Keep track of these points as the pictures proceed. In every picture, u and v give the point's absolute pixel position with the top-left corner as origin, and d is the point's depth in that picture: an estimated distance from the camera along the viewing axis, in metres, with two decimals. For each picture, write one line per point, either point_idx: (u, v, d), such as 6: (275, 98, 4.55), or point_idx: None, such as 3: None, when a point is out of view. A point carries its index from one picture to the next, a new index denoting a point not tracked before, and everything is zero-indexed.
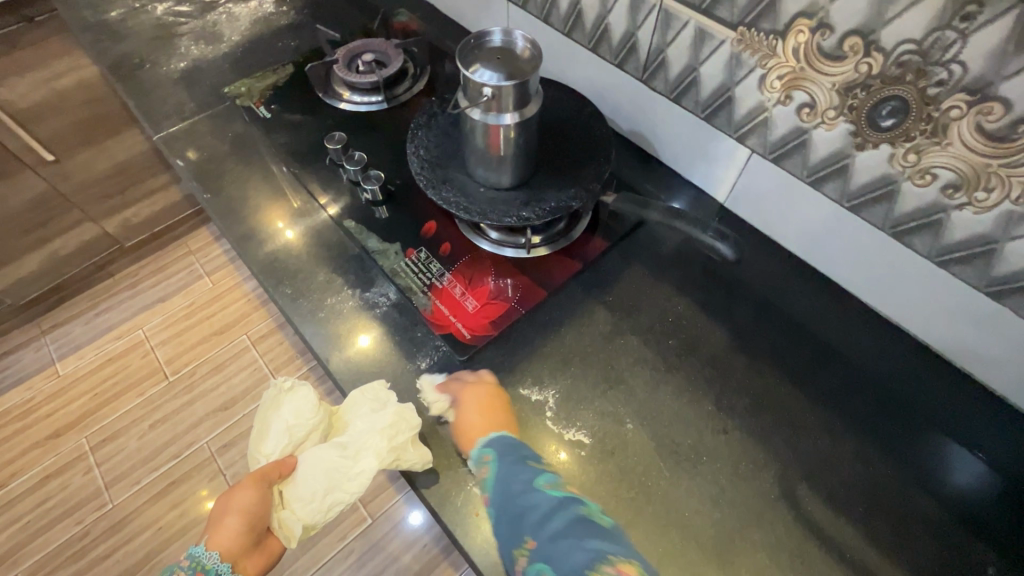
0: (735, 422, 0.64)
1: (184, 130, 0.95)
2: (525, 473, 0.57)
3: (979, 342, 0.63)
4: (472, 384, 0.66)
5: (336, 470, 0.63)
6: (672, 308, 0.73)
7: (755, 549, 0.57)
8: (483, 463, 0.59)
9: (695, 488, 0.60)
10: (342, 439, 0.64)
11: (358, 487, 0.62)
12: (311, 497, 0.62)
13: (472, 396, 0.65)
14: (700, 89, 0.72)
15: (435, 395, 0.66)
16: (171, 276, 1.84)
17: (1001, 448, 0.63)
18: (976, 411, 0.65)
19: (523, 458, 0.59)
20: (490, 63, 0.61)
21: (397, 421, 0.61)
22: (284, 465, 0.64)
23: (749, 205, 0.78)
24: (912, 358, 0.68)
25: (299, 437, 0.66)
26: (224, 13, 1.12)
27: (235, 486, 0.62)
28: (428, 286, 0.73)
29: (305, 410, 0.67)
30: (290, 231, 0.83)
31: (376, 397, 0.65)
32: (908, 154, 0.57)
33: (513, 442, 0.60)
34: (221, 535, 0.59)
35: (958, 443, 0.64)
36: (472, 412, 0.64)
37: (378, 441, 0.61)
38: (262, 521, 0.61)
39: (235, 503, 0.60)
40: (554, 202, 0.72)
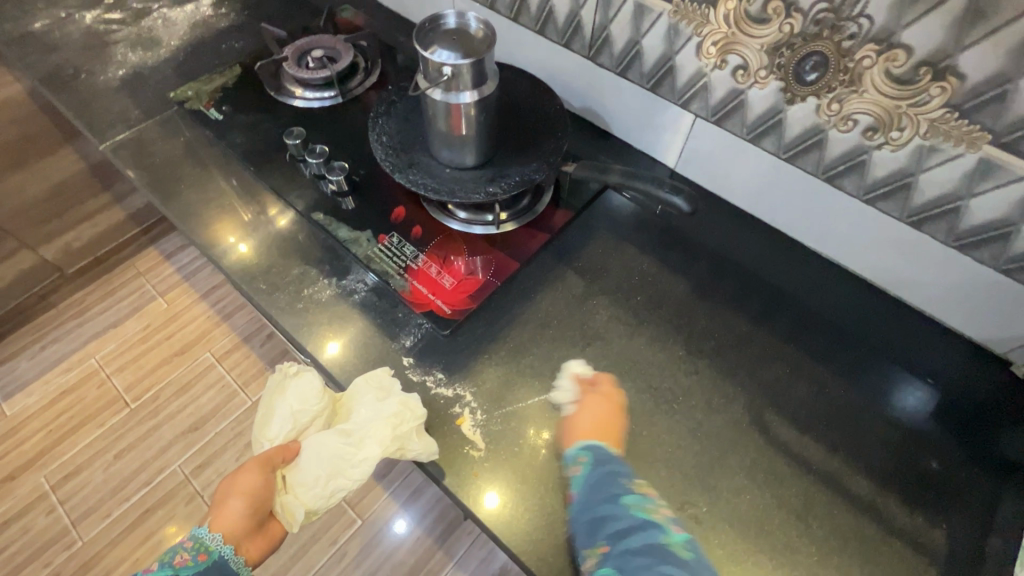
0: (705, 363, 0.70)
1: (132, 138, 0.92)
2: (614, 486, 0.55)
3: (905, 268, 0.71)
4: (601, 389, 0.65)
5: (340, 457, 0.64)
6: (638, 268, 0.78)
7: (734, 471, 0.62)
8: (576, 462, 0.58)
9: (674, 425, 0.65)
10: (346, 427, 0.66)
11: (359, 475, 0.64)
12: (315, 483, 0.64)
13: (598, 402, 0.64)
14: (644, 61, 0.77)
15: (569, 387, 0.66)
16: (122, 300, 1.76)
17: (931, 359, 0.71)
18: (908, 331, 0.73)
19: (617, 472, 0.57)
20: (446, 44, 0.63)
21: (402, 411, 0.63)
22: (287, 449, 0.66)
23: (698, 167, 0.83)
24: (850, 292, 0.76)
25: (303, 423, 0.69)
26: (159, 18, 1.10)
27: (241, 467, 0.64)
28: (404, 268, 0.75)
29: (311, 395, 0.69)
30: (243, 245, 0.81)
31: (380, 386, 0.66)
32: (832, 104, 0.63)
33: (608, 454, 0.58)
34: (224, 516, 0.61)
35: (893, 360, 0.71)
36: (593, 415, 0.62)
37: (384, 428, 0.62)
38: (265, 504, 0.63)
39: (239, 484, 0.63)
40: (519, 176, 0.75)
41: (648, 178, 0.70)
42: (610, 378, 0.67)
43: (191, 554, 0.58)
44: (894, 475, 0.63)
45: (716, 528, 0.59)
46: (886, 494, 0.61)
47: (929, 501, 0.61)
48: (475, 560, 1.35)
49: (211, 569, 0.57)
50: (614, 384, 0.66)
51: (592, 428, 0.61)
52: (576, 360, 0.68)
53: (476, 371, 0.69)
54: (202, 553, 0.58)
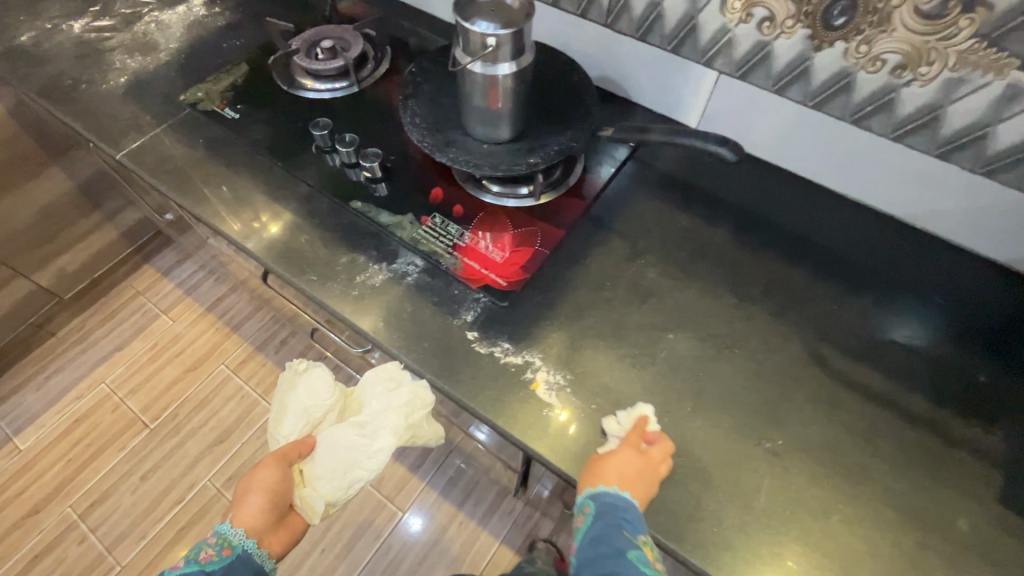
0: (757, 307, 0.72)
1: (147, 144, 0.90)
2: (617, 539, 0.54)
3: (931, 199, 0.74)
4: (646, 453, 0.59)
5: (355, 449, 0.72)
6: (678, 224, 0.80)
7: (802, 405, 0.65)
8: (582, 512, 0.58)
9: (738, 368, 0.67)
10: (359, 419, 0.74)
11: (374, 464, 0.72)
12: (332, 476, 0.72)
13: (634, 459, 0.58)
14: (665, 23, 0.79)
15: (626, 426, 0.62)
16: (125, 321, 1.72)
17: (958, 282, 0.75)
18: (933, 260, 0.77)
19: (622, 524, 0.55)
20: (486, 16, 0.64)
21: (413, 399, 0.73)
22: (303, 445, 0.74)
23: (721, 125, 0.86)
24: (877, 229, 0.79)
25: (316, 418, 0.77)
26: (152, 22, 1.07)
27: (259, 464, 0.71)
28: (452, 247, 0.76)
29: (323, 392, 0.77)
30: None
31: (389, 376, 0.75)
32: (860, 46, 0.66)
33: (617, 505, 0.55)
34: (245, 511, 0.67)
35: (926, 287, 0.75)
36: (623, 466, 0.58)
37: (397, 417, 0.73)
38: (284, 499, 0.70)
39: (258, 481, 0.70)
40: (556, 146, 0.76)
41: (691, 132, 0.68)
42: (668, 450, 0.60)
43: (215, 549, 0.64)
44: (944, 390, 0.66)
45: (795, 459, 0.61)
46: (941, 409, 0.65)
47: (978, 410, 0.65)
48: (520, 537, 1.38)
49: (236, 562, 0.63)
50: (666, 456, 0.60)
51: (617, 476, 0.57)
52: (651, 409, 0.63)
53: (540, 338, 0.70)
54: (226, 548, 0.64)
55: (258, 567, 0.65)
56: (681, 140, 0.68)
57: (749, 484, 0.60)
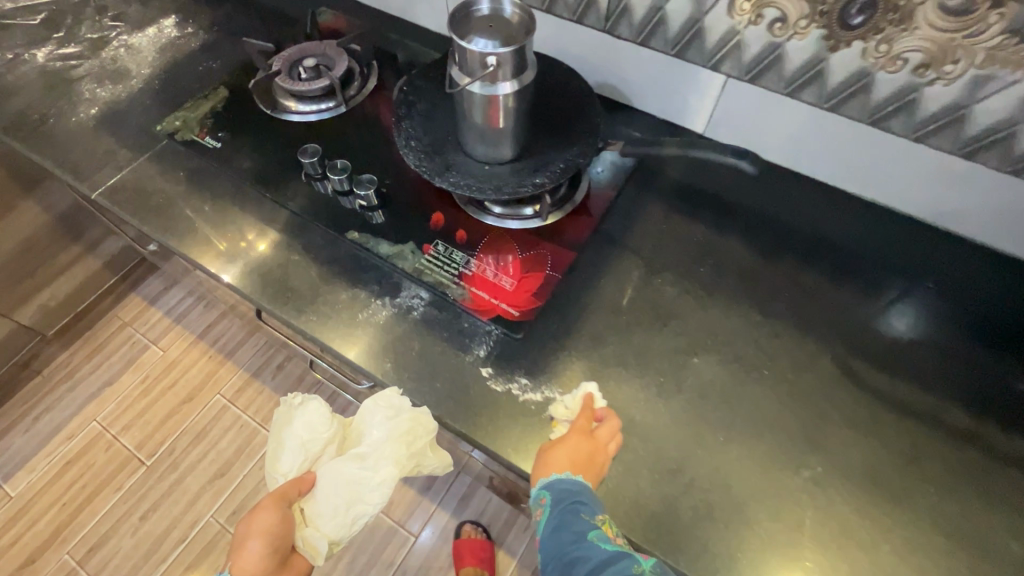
0: (784, 323, 0.69)
1: (124, 180, 0.84)
2: (577, 524, 0.53)
3: (949, 198, 0.71)
4: (594, 435, 0.59)
5: (357, 483, 0.66)
6: (693, 237, 0.76)
7: (840, 427, 0.61)
8: (539, 503, 0.56)
9: (769, 391, 0.64)
10: (360, 451, 0.67)
11: (378, 498, 0.66)
12: (335, 513, 0.66)
13: (584, 443, 0.57)
14: (668, 27, 0.75)
15: (574, 408, 0.62)
16: (114, 354, 1.66)
17: (970, 276, 0.72)
18: (945, 256, 0.74)
19: (579, 508, 0.54)
20: (484, 32, 0.59)
21: (415, 427, 0.64)
22: (303, 482, 0.67)
23: (730, 129, 0.82)
24: (889, 226, 0.77)
25: (315, 452, 0.70)
26: (120, 46, 1.01)
27: (257, 507, 0.65)
28: (458, 276, 0.72)
29: (320, 425, 0.70)
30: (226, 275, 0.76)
31: (389, 405, 0.65)
32: (879, 45, 0.62)
33: (572, 490, 0.54)
34: (244, 559, 0.61)
35: (937, 285, 0.72)
36: (573, 451, 0.57)
37: (399, 448, 0.65)
38: (286, 542, 0.64)
39: (256, 525, 0.63)
40: (562, 163, 0.72)
41: (710, 144, 0.66)
42: (616, 429, 0.60)
43: None
44: (964, 394, 0.63)
45: (837, 486, 0.58)
46: (983, 422, 0.61)
47: (999, 413, 0.62)
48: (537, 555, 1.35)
49: None
50: (614, 434, 0.60)
51: (569, 462, 0.56)
52: (595, 385, 0.63)
53: (558, 370, 0.66)
54: None
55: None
56: (699, 154, 0.65)
57: (791, 517, 0.57)
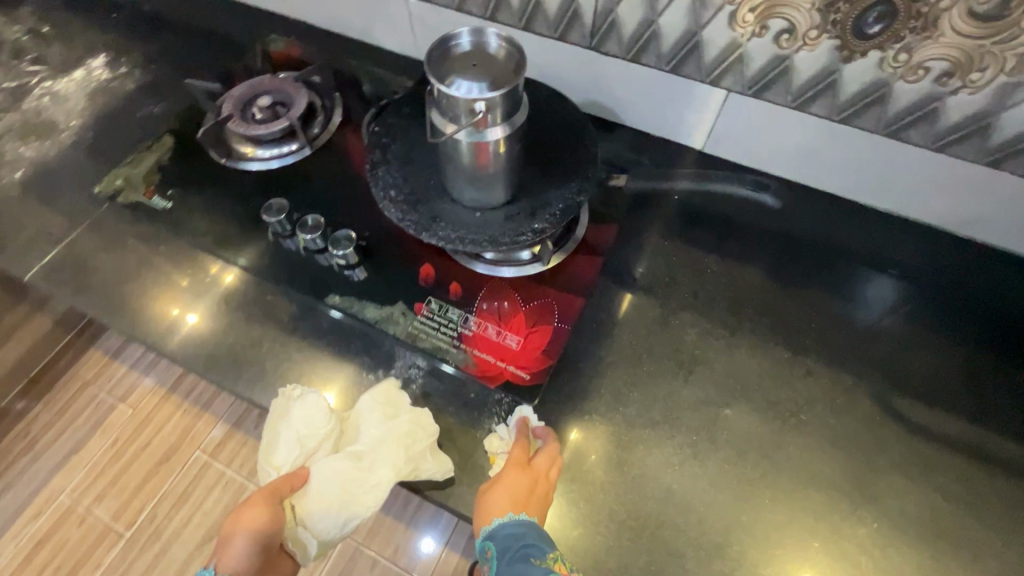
0: (814, 360, 0.64)
1: (64, 255, 0.74)
2: (525, 569, 0.45)
3: (958, 206, 0.67)
4: (533, 464, 0.56)
5: (353, 481, 0.60)
6: (706, 269, 0.71)
7: (888, 473, 0.57)
8: (486, 559, 0.49)
9: (809, 439, 0.59)
10: (357, 449, 0.61)
11: (374, 498, 0.60)
12: (328, 512, 0.59)
13: (522, 477, 0.54)
14: (661, 42, 0.68)
15: (511, 435, 0.60)
16: (77, 417, 1.53)
17: (971, 279, 0.68)
18: (948, 262, 0.69)
19: (527, 556, 0.46)
20: (469, 73, 0.52)
21: (414, 430, 0.60)
22: (296, 478, 0.59)
23: (732, 145, 0.76)
24: (891, 234, 0.72)
25: (311, 447, 0.62)
26: (44, 95, 0.89)
27: (244, 502, 0.56)
28: (457, 337, 0.65)
29: (318, 419, 0.61)
30: (191, 315, 0.71)
31: (388, 404, 0.61)
32: (899, 55, 0.57)
33: (517, 533, 0.49)
34: (230, 558, 0.53)
35: (943, 295, 0.68)
36: (513, 489, 0.53)
37: (396, 450, 0.59)
38: (275, 540, 0.56)
39: (244, 522, 0.55)
40: (560, 203, 0.65)
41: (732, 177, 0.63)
42: (555, 453, 0.57)
43: None
44: (974, 410, 0.60)
45: (895, 542, 0.54)
46: None
47: (1003, 424, 0.59)
48: None
49: None
50: (554, 459, 0.57)
51: (507, 501, 0.52)
52: (529, 406, 0.60)
53: (581, 437, 0.60)
54: None
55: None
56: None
57: None
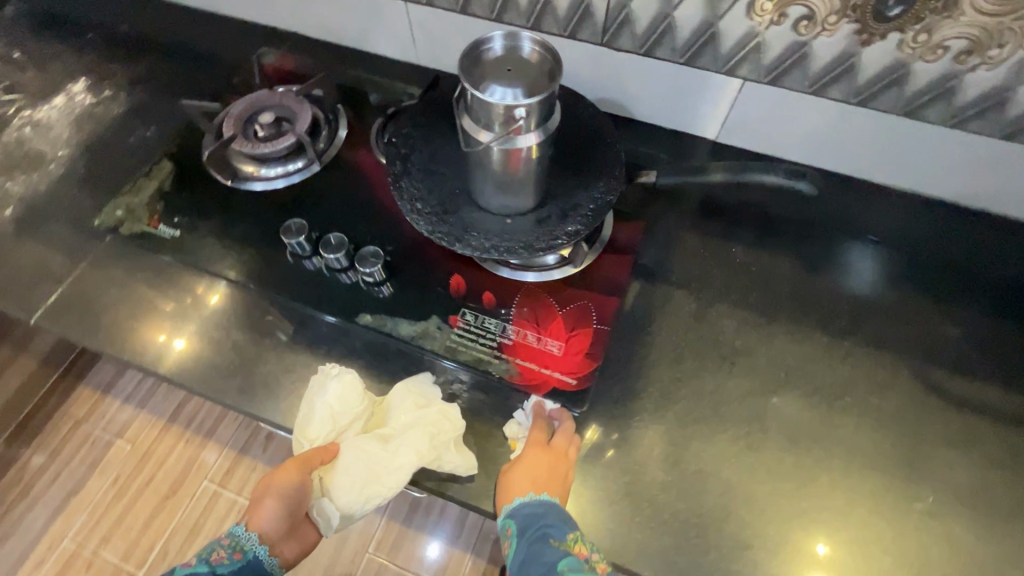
0: (851, 341, 0.65)
1: (69, 292, 0.70)
2: (545, 553, 0.48)
3: (974, 181, 0.69)
4: (552, 444, 0.57)
5: (377, 463, 0.59)
6: (736, 258, 0.71)
7: (936, 446, 0.58)
8: (507, 536, 0.52)
9: (856, 419, 0.60)
10: (385, 432, 0.60)
11: (396, 484, 0.58)
12: (351, 489, 0.58)
13: (543, 458, 0.55)
14: (676, 35, 0.68)
15: (527, 421, 0.60)
16: (73, 457, 1.47)
17: (988, 250, 0.70)
18: (965, 235, 0.71)
19: (547, 537, 0.50)
20: (508, 77, 0.50)
21: (440, 419, 0.59)
22: (326, 453, 0.59)
23: (746, 133, 0.76)
24: (911, 214, 0.73)
25: (342, 425, 0.60)
26: (25, 124, 0.84)
27: (277, 467, 0.58)
28: (498, 348, 0.63)
29: (353, 398, 0.60)
30: (179, 340, 0.68)
31: (418, 394, 0.61)
32: (919, 35, 0.58)
33: (536, 514, 0.51)
34: (260, 516, 0.55)
35: (962, 268, 0.70)
36: (533, 469, 0.54)
37: (421, 437, 0.58)
38: (301, 508, 0.57)
39: (275, 484, 0.57)
40: (591, 203, 0.64)
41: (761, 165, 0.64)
42: (572, 430, 0.58)
43: (228, 551, 0.53)
44: (1003, 375, 0.62)
45: (953, 514, 0.55)
46: None
47: None
48: None
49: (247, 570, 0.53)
50: (571, 436, 0.58)
51: (529, 483, 0.54)
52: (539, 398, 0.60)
53: (634, 439, 0.59)
54: (238, 552, 0.53)
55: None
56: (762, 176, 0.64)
57: (917, 559, 0.53)
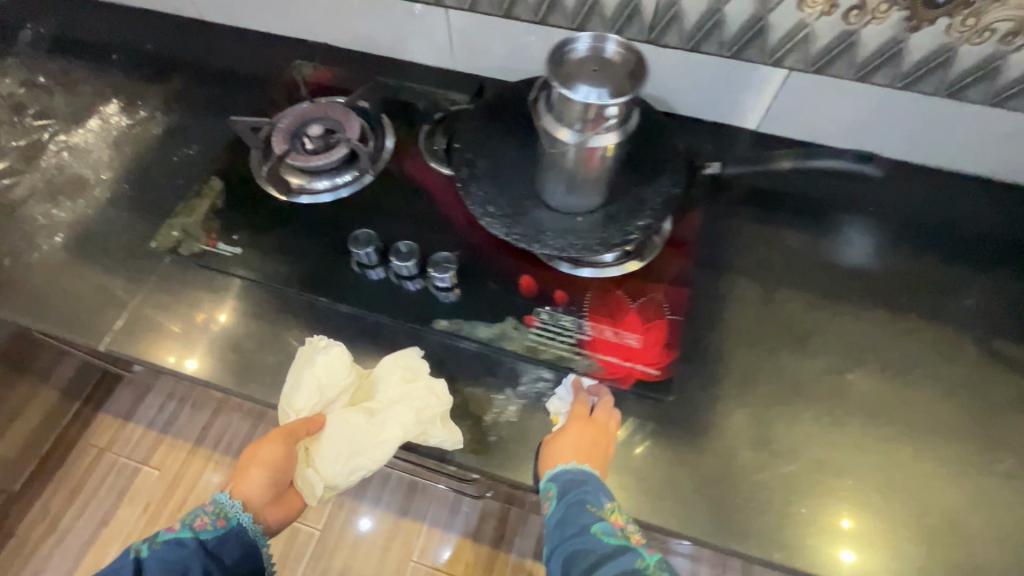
0: (911, 317, 0.67)
1: (135, 317, 0.70)
2: (581, 516, 0.51)
3: (1013, 156, 0.72)
4: (594, 417, 0.59)
5: (363, 436, 0.61)
6: (791, 243, 0.73)
7: (1005, 410, 0.61)
8: (546, 498, 0.55)
9: (928, 390, 0.62)
10: (372, 406, 0.62)
11: (382, 455, 0.61)
12: (337, 460, 0.60)
13: (586, 430, 0.58)
14: (724, 29, 0.70)
15: (567, 398, 0.61)
16: (99, 488, 1.43)
17: None
18: (1003, 208, 0.74)
19: (586, 502, 0.52)
20: (595, 78, 0.51)
21: (427, 395, 0.61)
22: (313, 423, 0.61)
23: (788, 123, 0.78)
24: (950, 191, 0.76)
25: (329, 398, 0.63)
26: (62, 149, 0.83)
27: (264, 436, 0.60)
28: (577, 344, 0.64)
29: (342, 371, 0.63)
30: (190, 360, 0.68)
31: (407, 368, 0.63)
32: (967, 19, 0.61)
33: (578, 480, 0.54)
34: (245, 484, 0.56)
35: (1004, 240, 0.73)
36: (578, 440, 0.57)
37: (408, 412, 0.60)
38: (286, 477, 0.59)
39: (260, 453, 0.58)
40: (658, 198, 0.66)
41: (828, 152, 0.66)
42: (611, 405, 0.60)
43: (211, 518, 0.54)
44: None
45: None
46: None
47: None
48: None
49: (230, 535, 0.54)
50: (611, 410, 0.60)
51: (572, 451, 0.56)
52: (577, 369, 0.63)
53: (721, 424, 0.61)
54: (222, 518, 0.54)
55: (252, 544, 0.56)
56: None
57: (1002, 518, 0.56)
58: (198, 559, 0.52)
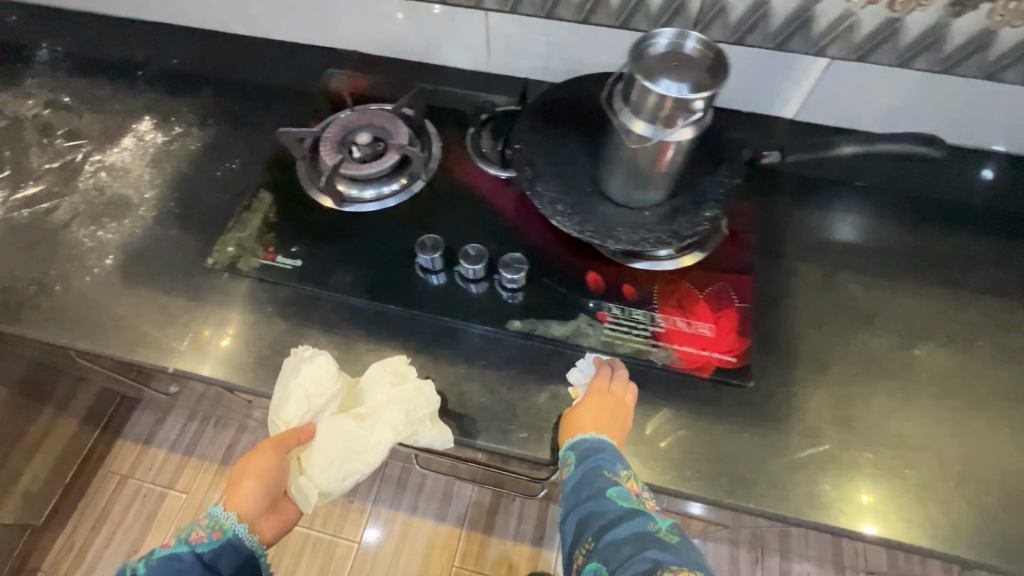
0: (968, 291, 0.69)
1: (198, 337, 0.69)
2: (597, 480, 0.53)
3: None
4: (612, 390, 0.60)
5: (353, 441, 0.61)
6: (842, 226, 0.75)
7: None
8: (566, 464, 0.57)
9: (993, 360, 0.65)
10: (360, 410, 0.62)
11: (374, 458, 0.61)
12: (329, 467, 0.61)
13: (605, 402, 0.59)
14: (770, 21, 0.72)
15: (589, 369, 0.63)
16: (125, 515, 1.40)
17: None
18: None
19: (603, 467, 0.54)
20: (679, 74, 0.52)
21: (415, 397, 0.62)
22: (302, 433, 0.61)
23: (827, 109, 0.80)
24: (987, 169, 0.78)
25: (318, 406, 0.62)
26: (99, 169, 0.81)
27: (253, 447, 0.61)
28: (653, 337, 0.65)
29: (329, 378, 0.62)
30: None
31: (394, 372, 0.63)
32: (1008, 5, 0.63)
33: (595, 446, 0.56)
34: (237, 497, 0.58)
35: None
36: (596, 411, 0.58)
37: (398, 415, 0.61)
38: (278, 485, 0.60)
39: (250, 465, 0.59)
40: (720, 189, 0.67)
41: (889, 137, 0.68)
42: (627, 378, 0.62)
43: (207, 531, 0.56)
44: None
45: None
46: None
47: None
48: None
49: (226, 546, 0.56)
50: (627, 384, 0.62)
51: (590, 422, 0.58)
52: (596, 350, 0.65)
53: (800, 405, 0.62)
54: (217, 531, 0.56)
55: (250, 554, 0.57)
56: (882, 145, 0.69)
57: None
58: (194, 569, 0.52)
